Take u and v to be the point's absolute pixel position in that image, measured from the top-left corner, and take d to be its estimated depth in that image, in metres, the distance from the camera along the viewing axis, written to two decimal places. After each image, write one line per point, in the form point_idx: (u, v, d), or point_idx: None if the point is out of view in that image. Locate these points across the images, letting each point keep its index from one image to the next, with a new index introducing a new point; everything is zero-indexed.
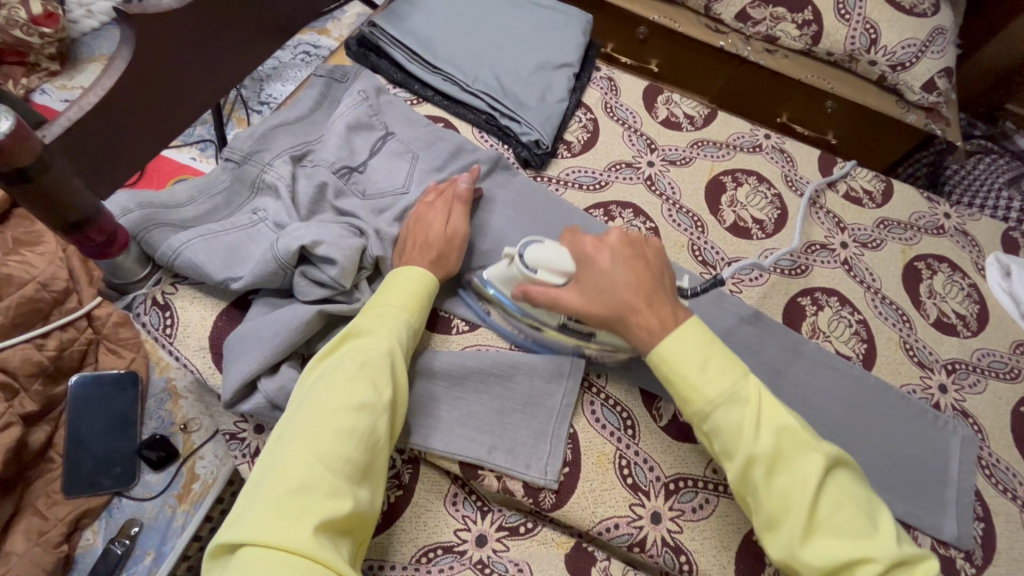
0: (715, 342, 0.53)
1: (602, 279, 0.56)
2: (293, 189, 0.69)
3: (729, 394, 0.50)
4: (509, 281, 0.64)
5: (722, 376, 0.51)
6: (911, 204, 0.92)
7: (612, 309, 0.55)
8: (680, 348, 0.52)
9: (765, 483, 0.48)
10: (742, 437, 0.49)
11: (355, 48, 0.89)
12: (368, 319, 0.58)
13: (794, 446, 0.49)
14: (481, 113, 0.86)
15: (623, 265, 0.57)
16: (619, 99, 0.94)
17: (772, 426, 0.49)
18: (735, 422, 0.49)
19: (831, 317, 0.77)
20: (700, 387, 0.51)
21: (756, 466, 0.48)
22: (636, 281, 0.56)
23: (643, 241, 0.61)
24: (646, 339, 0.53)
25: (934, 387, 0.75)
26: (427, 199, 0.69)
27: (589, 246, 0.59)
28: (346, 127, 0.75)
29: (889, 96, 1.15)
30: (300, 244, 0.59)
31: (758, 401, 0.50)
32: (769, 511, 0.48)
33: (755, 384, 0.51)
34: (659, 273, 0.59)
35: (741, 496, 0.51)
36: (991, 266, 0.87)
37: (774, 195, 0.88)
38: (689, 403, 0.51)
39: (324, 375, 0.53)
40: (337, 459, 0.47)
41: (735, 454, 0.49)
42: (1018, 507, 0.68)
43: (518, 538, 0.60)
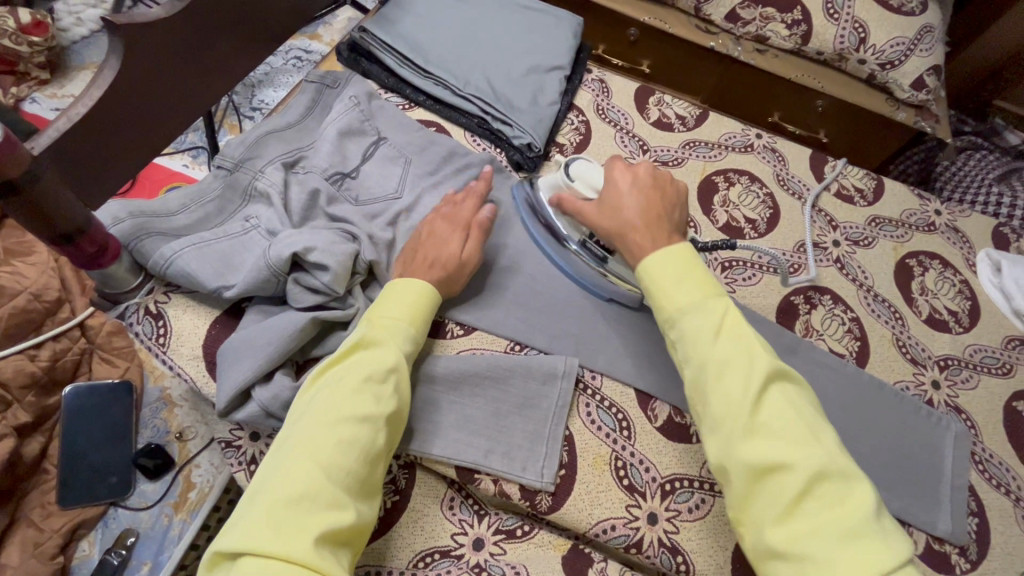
0: (695, 262, 0.55)
1: (615, 201, 0.62)
2: (285, 196, 0.69)
3: (694, 303, 0.52)
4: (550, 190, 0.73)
5: (691, 288, 0.53)
6: (902, 201, 0.92)
7: (616, 223, 0.61)
8: (659, 265, 0.55)
9: (712, 382, 0.49)
10: (701, 338, 0.51)
11: (346, 53, 0.89)
12: (373, 328, 0.58)
13: (751, 354, 0.49)
14: (472, 116, 0.86)
15: (640, 192, 0.62)
16: (611, 101, 0.95)
17: (731, 335, 0.50)
18: (696, 325, 0.51)
19: (824, 315, 0.78)
20: (669, 294, 0.54)
21: (707, 368, 0.50)
22: (647, 205, 0.61)
23: (670, 180, 0.65)
24: (639, 255, 0.58)
25: (926, 383, 0.75)
26: (447, 215, 0.69)
27: (617, 170, 0.64)
28: (338, 132, 0.75)
29: (880, 95, 1.15)
30: (293, 251, 0.59)
31: (724, 314, 0.52)
32: (712, 411, 0.49)
33: (726, 302, 0.53)
34: (674, 206, 0.63)
35: (693, 404, 0.52)
36: (982, 262, 0.88)
37: (766, 195, 0.88)
38: (660, 307, 0.54)
39: (329, 385, 0.53)
40: (338, 470, 0.48)
41: (692, 354, 0.51)
42: (1012, 502, 0.69)
43: (515, 540, 0.60)
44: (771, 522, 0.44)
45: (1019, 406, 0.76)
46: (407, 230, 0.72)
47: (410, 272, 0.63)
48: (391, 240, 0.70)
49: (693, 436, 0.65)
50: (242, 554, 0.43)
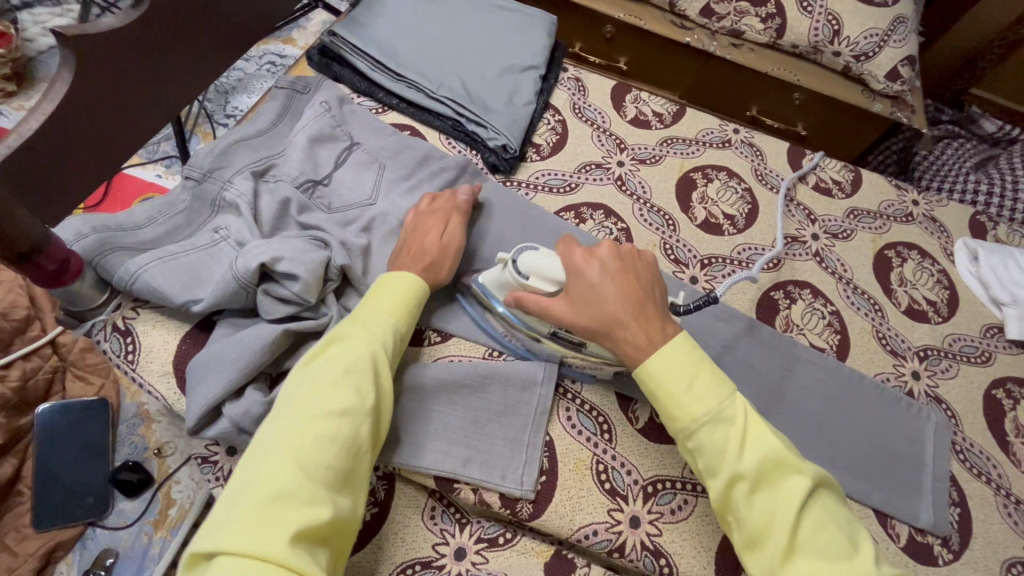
0: (703, 362, 0.53)
1: (591, 291, 0.56)
2: (254, 206, 0.67)
3: (713, 415, 0.50)
4: (502, 286, 0.63)
5: (706, 396, 0.51)
6: (880, 192, 0.93)
7: (599, 320, 0.55)
8: (668, 370, 0.52)
9: (743, 501, 0.48)
10: (726, 458, 0.49)
11: (316, 58, 0.88)
12: (353, 322, 0.57)
13: (779, 464, 0.48)
14: (447, 119, 0.85)
15: (612, 279, 0.56)
16: (587, 99, 0.94)
17: (758, 446, 0.49)
18: (720, 444, 0.49)
19: (804, 310, 0.78)
20: (684, 405, 0.51)
21: (739, 483, 0.48)
22: (625, 294, 0.56)
23: (636, 254, 0.60)
24: (634, 354, 0.54)
25: (907, 374, 0.75)
26: (428, 207, 0.70)
27: (579, 257, 0.58)
28: (308, 139, 0.74)
29: (856, 86, 1.16)
30: (260, 262, 0.58)
31: (743, 421, 0.50)
32: (751, 529, 0.48)
33: (742, 402, 0.51)
34: (649, 287, 0.58)
35: (722, 515, 0.51)
36: (960, 251, 0.88)
37: (744, 190, 0.88)
38: (673, 419, 0.51)
39: (309, 378, 0.52)
40: (318, 466, 0.46)
41: (718, 472, 0.49)
42: (992, 491, 0.69)
43: (497, 549, 0.59)
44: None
45: (998, 394, 0.76)
46: (382, 237, 0.71)
47: (397, 263, 0.63)
48: (365, 247, 0.69)
49: (675, 437, 0.65)
50: (219, 554, 0.41)
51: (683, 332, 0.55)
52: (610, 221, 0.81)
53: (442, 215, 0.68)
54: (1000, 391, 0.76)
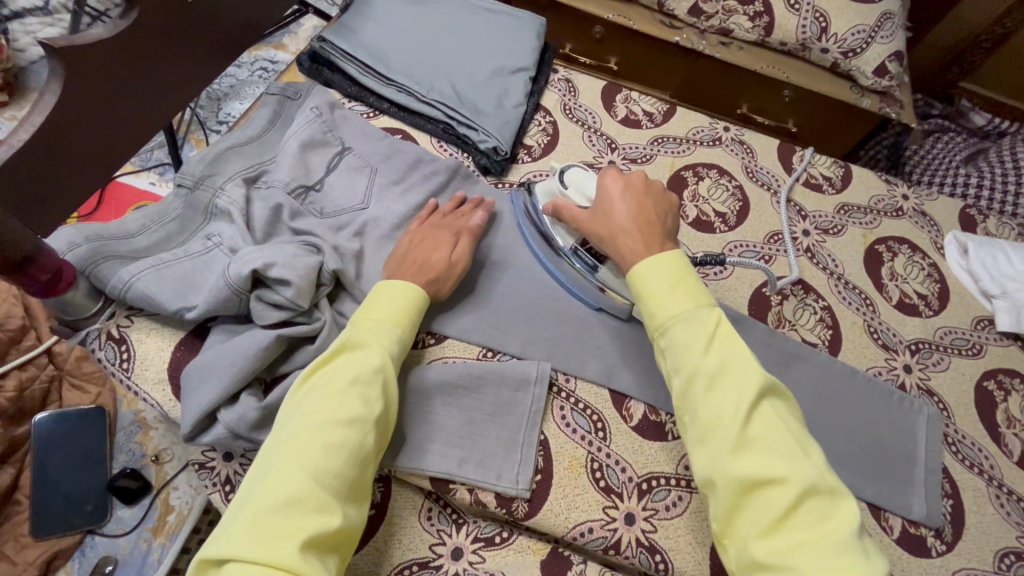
0: (689, 275, 0.55)
1: (608, 207, 0.62)
2: (247, 212, 0.68)
3: (686, 314, 0.52)
4: (547, 196, 0.72)
5: (684, 300, 0.53)
6: (870, 187, 0.93)
7: (609, 228, 0.61)
8: (650, 273, 0.55)
9: (701, 395, 0.49)
10: (694, 352, 0.50)
11: (307, 63, 0.88)
12: (358, 330, 0.57)
13: (742, 364, 0.49)
14: (438, 122, 0.85)
15: (634, 198, 0.62)
16: (578, 100, 0.94)
17: (722, 349, 0.50)
18: (688, 341, 0.51)
19: (796, 306, 0.78)
20: (662, 303, 0.53)
21: (698, 379, 0.49)
22: (637, 212, 0.61)
23: (663, 188, 0.65)
24: (629, 259, 0.58)
25: (899, 367, 0.76)
26: (436, 224, 0.70)
27: (609, 178, 0.64)
28: (300, 144, 0.74)
29: (845, 83, 1.16)
30: (252, 268, 0.58)
31: (715, 326, 0.51)
32: (702, 424, 0.48)
33: (718, 314, 0.52)
34: (665, 215, 0.62)
35: (680, 416, 0.51)
36: (950, 245, 0.89)
37: (735, 187, 0.89)
38: (651, 317, 0.54)
39: (316, 386, 0.52)
40: (327, 474, 0.47)
41: (684, 368, 0.50)
42: (985, 482, 0.69)
43: (493, 548, 0.60)
44: (756, 533, 0.44)
45: (990, 386, 0.77)
46: (375, 241, 0.71)
47: (398, 274, 0.63)
48: (358, 251, 0.69)
49: (669, 434, 0.66)
50: (229, 560, 0.42)
51: (682, 253, 0.57)
52: None
53: (449, 232, 0.69)
54: (991, 383, 0.77)
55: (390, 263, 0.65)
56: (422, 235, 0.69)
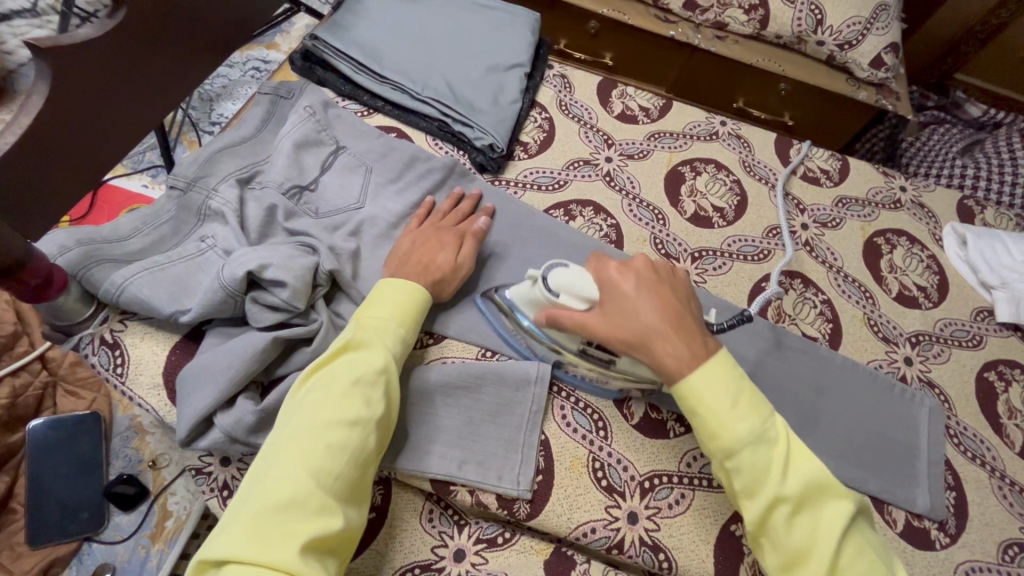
0: (744, 383, 0.52)
1: (627, 308, 0.55)
2: (241, 213, 0.67)
3: (756, 436, 0.49)
4: (532, 302, 0.62)
5: (750, 418, 0.50)
6: (868, 179, 0.93)
7: (637, 332, 0.53)
8: (708, 390, 0.50)
9: (783, 524, 0.48)
10: (772, 477, 0.48)
11: (300, 62, 0.87)
12: (361, 328, 0.56)
13: (822, 489, 0.49)
14: (433, 120, 0.84)
15: (649, 294, 0.55)
16: (574, 96, 0.94)
17: (801, 470, 0.49)
18: (763, 466, 0.48)
19: (795, 300, 0.78)
20: (727, 426, 0.49)
21: (782, 506, 0.48)
22: (661, 308, 0.55)
23: (666, 268, 0.59)
24: (678, 369, 0.52)
25: (899, 360, 0.76)
26: (438, 225, 0.70)
27: (614, 271, 0.57)
28: (293, 145, 0.74)
29: (841, 75, 1.16)
30: (247, 270, 0.57)
31: (788, 444, 0.50)
32: (790, 552, 0.47)
33: (783, 426, 0.51)
34: (684, 300, 0.57)
35: (756, 538, 0.50)
36: (948, 236, 0.88)
37: (733, 182, 0.88)
38: (715, 438, 0.50)
39: (317, 386, 0.51)
40: (327, 475, 0.46)
41: (760, 493, 0.48)
42: (987, 473, 0.69)
43: (496, 549, 0.59)
44: None
45: (990, 377, 0.77)
46: (371, 240, 0.71)
47: (401, 273, 0.62)
48: (354, 251, 0.69)
49: (671, 432, 0.65)
50: (230, 561, 0.41)
51: (723, 349, 0.53)
52: (600, 217, 0.81)
53: (452, 233, 0.68)
54: (992, 374, 0.77)
55: (393, 262, 0.64)
56: (424, 236, 0.68)
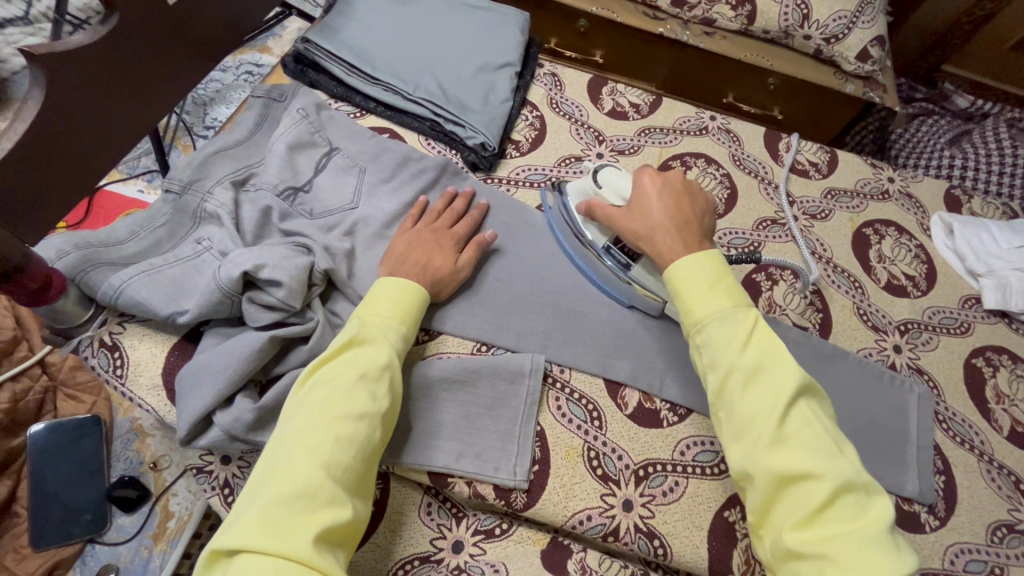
0: (726, 273, 0.56)
1: (645, 206, 0.64)
2: (236, 215, 0.68)
3: (724, 313, 0.53)
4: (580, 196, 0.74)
5: (720, 299, 0.54)
6: (856, 171, 0.94)
7: (646, 225, 0.63)
8: (689, 269, 0.57)
9: (736, 389, 0.50)
10: (730, 348, 0.51)
11: (292, 66, 0.88)
12: (364, 325, 0.57)
13: (777, 363, 0.50)
14: (425, 120, 0.85)
15: (671, 199, 0.64)
16: (564, 94, 0.95)
17: (760, 344, 0.51)
18: (725, 338, 0.52)
19: (786, 290, 0.79)
20: (699, 302, 0.55)
21: (734, 376, 0.50)
22: (676, 211, 0.62)
23: (698, 189, 0.67)
24: (665, 255, 0.60)
25: (889, 348, 0.77)
26: (436, 228, 0.70)
27: (649, 177, 0.66)
28: (287, 146, 0.74)
29: (828, 69, 1.17)
30: (242, 270, 0.58)
31: (754, 325, 0.53)
32: (737, 419, 0.49)
33: (755, 314, 0.54)
34: (702, 214, 0.64)
35: (714, 412, 0.52)
36: (935, 225, 0.90)
37: (723, 175, 0.89)
38: (688, 313, 0.55)
39: (323, 381, 0.52)
40: (337, 467, 0.47)
41: (719, 364, 0.51)
42: (976, 457, 0.70)
43: (494, 540, 0.60)
44: (788, 526, 0.45)
45: (978, 363, 0.78)
46: (366, 240, 0.72)
47: (398, 273, 0.64)
48: (349, 250, 0.69)
49: (664, 421, 0.66)
50: (242, 552, 0.42)
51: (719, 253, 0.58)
52: None
53: (449, 237, 0.70)
54: (980, 360, 0.78)
55: (388, 262, 0.65)
56: (419, 238, 0.68)
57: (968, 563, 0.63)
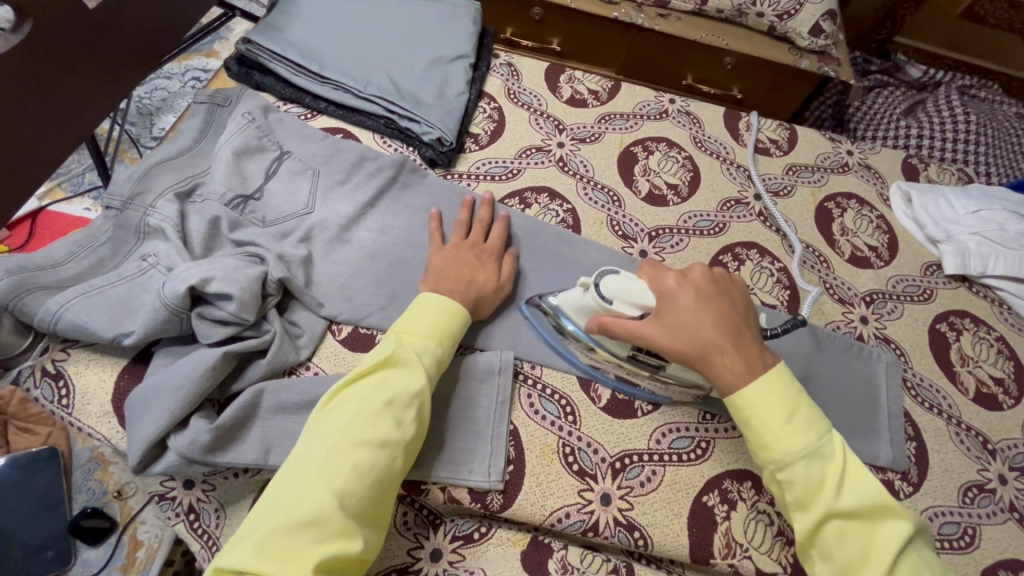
0: (799, 399, 0.53)
1: (683, 322, 0.56)
2: (182, 228, 0.64)
3: (811, 450, 0.50)
4: (584, 310, 0.62)
5: (805, 433, 0.51)
6: (816, 146, 0.95)
7: (695, 343, 0.55)
8: (763, 402, 0.52)
9: (833, 536, 0.48)
10: (824, 493, 0.49)
11: (235, 68, 0.84)
12: (399, 343, 0.56)
13: (881, 508, 0.48)
14: (379, 117, 0.83)
15: (706, 307, 0.57)
16: (522, 83, 0.93)
17: (856, 484, 0.49)
18: (817, 481, 0.49)
19: (753, 270, 0.79)
20: (779, 438, 0.51)
21: (833, 519, 0.48)
22: (719, 322, 0.57)
23: (726, 280, 0.62)
24: (733, 381, 0.54)
25: (856, 320, 0.77)
26: (474, 243, 0.69)
27: (673, 283, 0.59)
28: (233, 153, 0.71)
29: (782, 45, 1.17)
30: (188, 285, 0.55)
31: (843, 460, 0.50)
32: (840, 562, 0.48)
33: (841, 443, 0.52)
34: (742, 313, 0.59)
35: (805, 550, 0.51)
36: (895, 195, 0.91)
37: (685, 158, 0.89)
38: (766, 451, 0.51)
39: (350, 404, 0.51)
40: (350, 496, 0.47)
41: (813, 508, 0.49)
42: (945, 422, 0.72)
43: (473, 544, 0.59)
44: None
45: (942, 328, 0.79)
46: (323, 245, 0.69)
47: (437, 287, 0.62)
48: (305, 257, 0.67)
49: (638, 411, 0.66)
50: None
51: (781, 364, 0.55)
52: (555, 203, 0.80)
53: (488, 253, 0.69)
54: (944, 325, 0.79)
55: (429, 275, 0.64)
56: (456, 256, 0.67)
57: (943, 525, 0.64)
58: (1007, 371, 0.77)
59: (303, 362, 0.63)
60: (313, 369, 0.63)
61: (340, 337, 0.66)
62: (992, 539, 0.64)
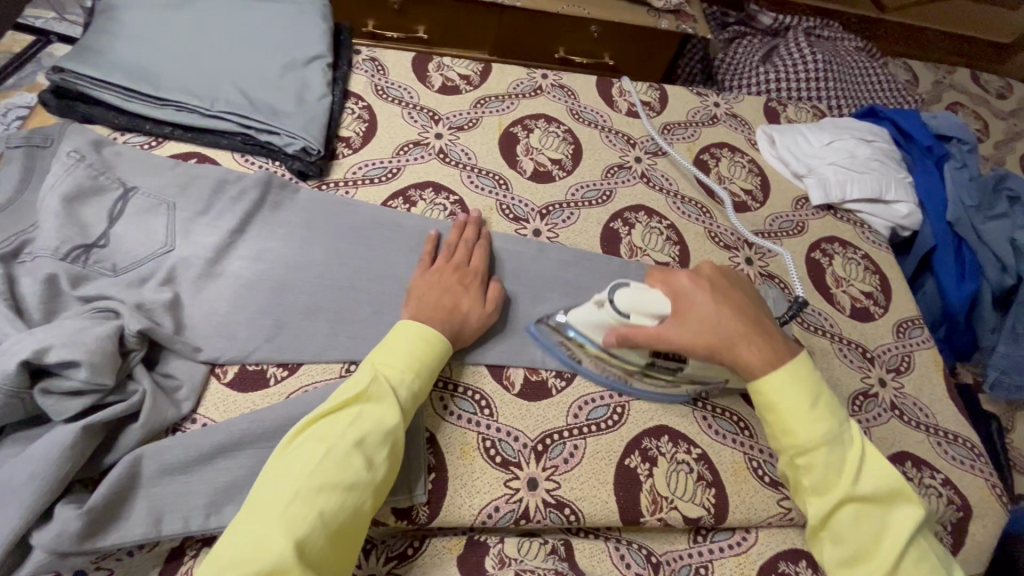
0: (820, 387, 0.56)
1: (705, 317, 0.59)
2: (12, 295, 0.56)
3: (832, 436, 0.53)
4: (599, 326, 0.62)
5: (826, 420, 0.54)
6: (686, 102, 0.98)
7: (722, 338, 0.58)
8: (788, 390, 0.55)
9: (848, 520, 0.52)
10: (842, 480, 0.52)
11: (53, 102, 0.74)
12: (374, 376, 0.54)
13: (895, 494, 0.53)
14: (235, 134, 0.76)
15: (724, 302, 0.60)
16: (389, 77, 0.89)
17: (872, 471, 0.53)
18: (838, 467, 0.53)
19: (643, 232, 0.81)
20: (801, 424, 0.54)
21: (850, 504, 0.52)
22: (736, 314, 0.60)
23: (734, 274, 0.65)
24: (757, 368, 0.57)
25: (741, 263, 0.82)
26: (459, 268, 0.67)
27: (688, 282, 0.61)
28: (63, 200, 0.63)
29: (640, 8, 1.21)
30: (19, 360, 0.49)
31: (862, 451, 0.54)
32: (853, 547, 0.52)
33: (858, 430, 0.55)
34: (754, 302, 0.63)
35: (816, 535, 0.54)
36: (760, 137, 0.96)
37: (565, 132, 0.89)
38: (789, 437, 0.54)
39: (319, 446, 0.48)
40: (310, 546, 0.44)
41: (833, 492, 0.52)
42: (829, 341, 0.78)
43: (408, 561, 0.57)
44: None
45: (816, 256, 0.86)
46: (191, 285, 0.63)
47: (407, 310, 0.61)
48: (170, 300, 0.61)
49: (553, 390, 0.66)
50: None
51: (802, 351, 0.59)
52: (442, 197, 0.78)
53: (473, 278, 0.67)
54: (818, 252, 0.86)
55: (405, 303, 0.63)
56: (440, 281, 0.65)
57: None
58: (875, 284, 0.85)
59: (186, 416, 0.58)
60: (199, 421, 0.58)
61: (226, 379, 0.60)
62: (881, 438, 0.71)
